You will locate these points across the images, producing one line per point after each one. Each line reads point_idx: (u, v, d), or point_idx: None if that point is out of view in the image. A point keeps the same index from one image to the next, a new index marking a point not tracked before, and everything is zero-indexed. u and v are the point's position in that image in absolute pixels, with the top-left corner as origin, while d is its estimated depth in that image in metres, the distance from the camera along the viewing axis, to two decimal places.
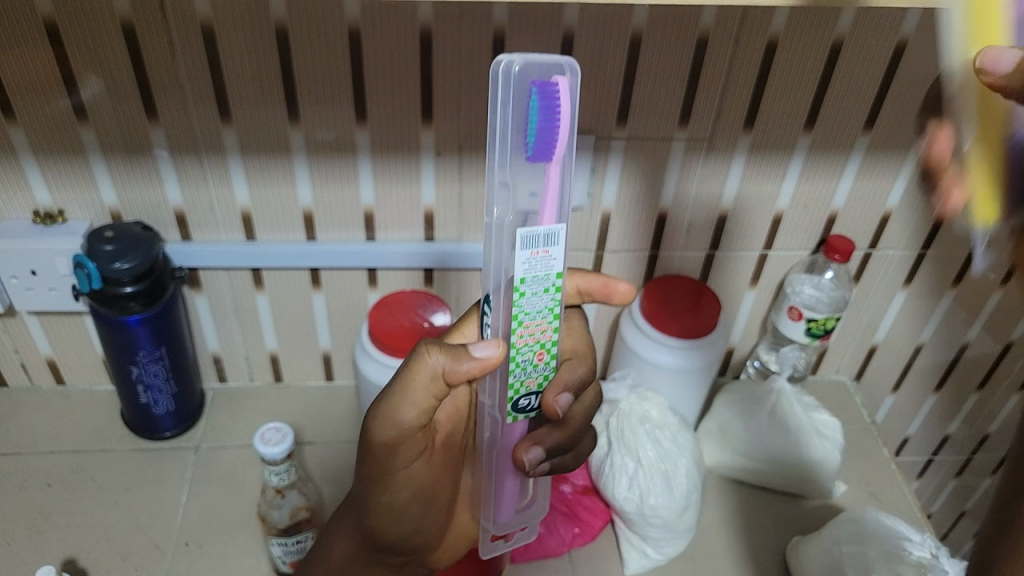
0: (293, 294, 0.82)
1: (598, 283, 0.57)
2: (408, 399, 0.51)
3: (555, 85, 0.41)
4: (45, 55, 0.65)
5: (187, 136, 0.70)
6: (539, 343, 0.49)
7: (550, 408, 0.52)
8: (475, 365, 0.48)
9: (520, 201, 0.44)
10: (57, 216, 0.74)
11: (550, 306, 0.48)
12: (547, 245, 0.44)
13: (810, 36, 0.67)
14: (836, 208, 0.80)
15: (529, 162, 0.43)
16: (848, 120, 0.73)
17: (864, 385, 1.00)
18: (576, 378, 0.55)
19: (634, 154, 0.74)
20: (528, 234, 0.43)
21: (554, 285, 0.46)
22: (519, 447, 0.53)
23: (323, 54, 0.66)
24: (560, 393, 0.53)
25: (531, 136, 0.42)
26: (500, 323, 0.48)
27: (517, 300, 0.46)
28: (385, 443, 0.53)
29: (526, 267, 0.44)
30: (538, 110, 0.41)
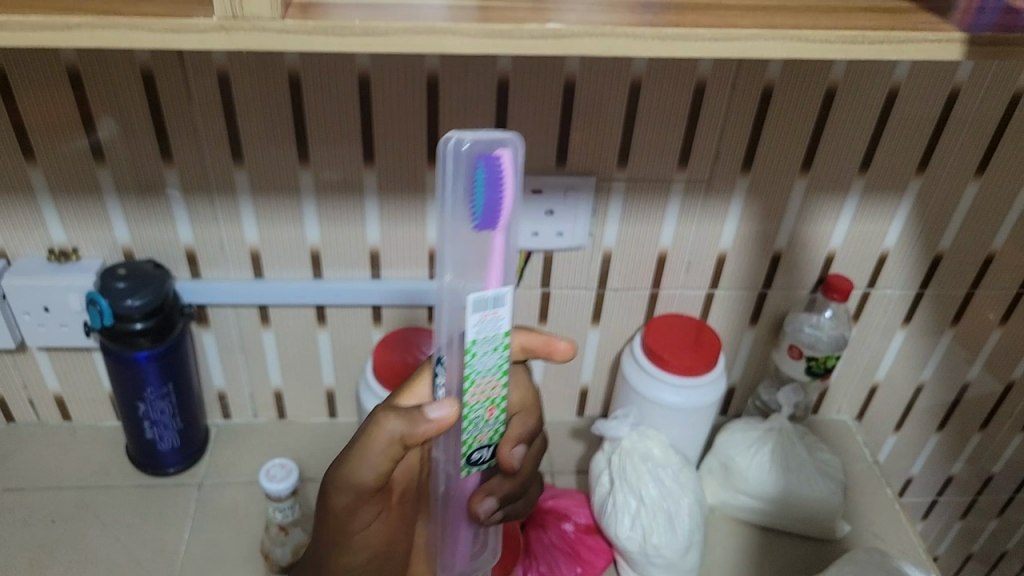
0: (299, 331, 0.83)
1: (541, 340, 0.56)
2: (367, 461, 0.52)
3: (499, 158, 0.42)
4: (66, 99, 0.67)
5: (200, 177, 0.72)
6: (489, 399, 0.50)
7: (506, 461, 0.54)
8: (433, 426, 0.48)
9: (471, 266, 0.45)
10: (71, 254, 0.76)
11: (499, 364, 0.49)
12: (496, 307, 0.46)
13: (804, 83, 0.69)
14: (834, 248, 0.82)
15: (475, 230, 0.44)
16: (844, 164, 0.75)
17: (865, 425, 1.00)
18: (528, 430, 0.56)
19: (635, 197, 0.76)
20: (477, 299, 0.45)
21: (501, 344, 0.48)
22: (473, 498, 0.55)
23: (333, 99, 0.68)
24: (515, 446, 0.55)
25: (477, 208, 0.43)
26: (453, 381, 0.49)
27: (469, 361, 0.47)
28: (343, 506, 0.55)
29: (476, 330, 0.46)
30: (482, 183, 0.42)
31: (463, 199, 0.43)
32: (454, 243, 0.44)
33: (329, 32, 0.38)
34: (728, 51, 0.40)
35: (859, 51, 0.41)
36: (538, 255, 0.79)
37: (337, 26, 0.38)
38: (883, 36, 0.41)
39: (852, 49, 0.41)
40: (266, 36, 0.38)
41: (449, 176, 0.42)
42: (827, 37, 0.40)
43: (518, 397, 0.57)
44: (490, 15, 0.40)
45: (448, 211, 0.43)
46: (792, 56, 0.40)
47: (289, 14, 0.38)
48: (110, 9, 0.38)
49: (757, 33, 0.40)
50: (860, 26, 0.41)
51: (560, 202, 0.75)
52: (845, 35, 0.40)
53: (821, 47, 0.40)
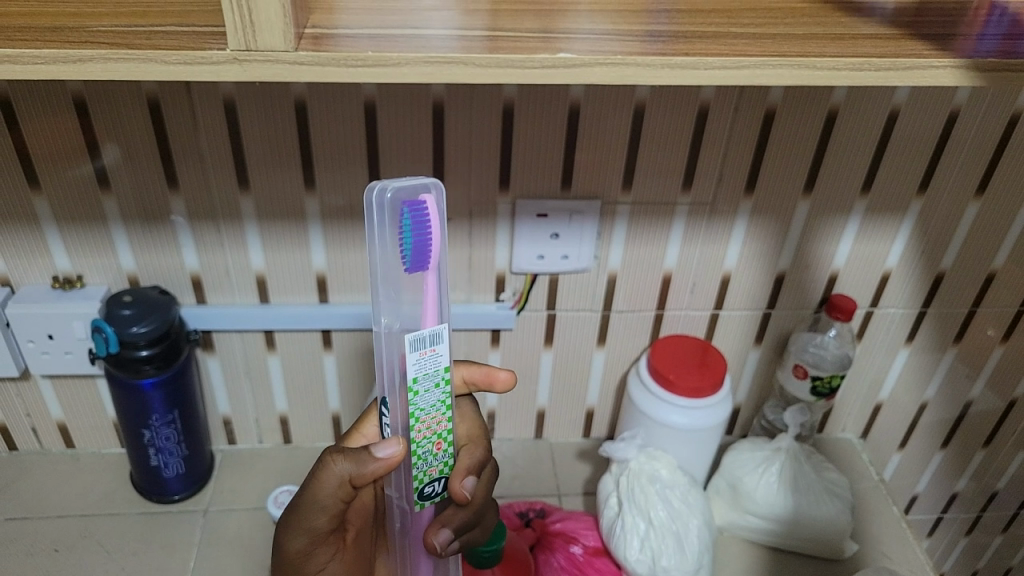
0: (305, 356, 0.83)
1: (481, 372, 0.60)
2: (316, 504, 0.53)
3: (424, 204, 0.44)
4: (73, 128, 0.67)
5: (206, 203, 0.72)
6: (434, 434, 0.51)
7: (456, 494, 0.53)
8: (381, 465, 0.50)
9: (404, 306, 0.46)
10: (75, 281, 0.76)
11: (442, 399, 0.50)
12: (433, 344, 0.47)
13: (806, 106, 0.70)
14: (838, 268, 0.82)
15: (406, 274, 0.45)
16: (847, 184, 0.76)
17: (870, 443, 1.00)
18: (477, 460, 0.55)
19: (639, 219, 0.76)
20: (414, 336, 0.46)
21: (443, 378, 0.49)
22: (428, 530, 0.53)
23: (340, 126, 0.68)
24: (465, 478, 0.54)
25: (406, 253, 0.44)
26: (399, 421, 0.50)
27: (411, 399, 0.48)
28: (298, 550, 0.55)
29: (416, 367, 0.47)
30: (410, 229, 0.44)
31: (392, 246, 0.44)
32: (386, 288, 0.45)
33: (341, 63, 0.38)
34: (737, 80, 0.40)
35: (867, 76, 0.41)
36: (544, 277, 0.79)
37: (349, 56, 0.38)
38: (890, 63, 0.41)
39: (859, 76, 0.41)
40: (278, 67, 0.38)
41: (375, 225, 0.43)
42: (835, 64, 0.41)
43: (465, 429, 0.58)
44: (499, 45, 0.40)
45: (376, 259, 0.44)
46: (801, 83, 0.41)
47: (301, 46, 0.39)
48: (123, 42, 0.38)
49: (765, 62, 0.40)
50: (867, 53, 0.42)
51: (565, 225, 0.75)
52: (852, 62, 0.41)
53: (829, 74, 0.41)
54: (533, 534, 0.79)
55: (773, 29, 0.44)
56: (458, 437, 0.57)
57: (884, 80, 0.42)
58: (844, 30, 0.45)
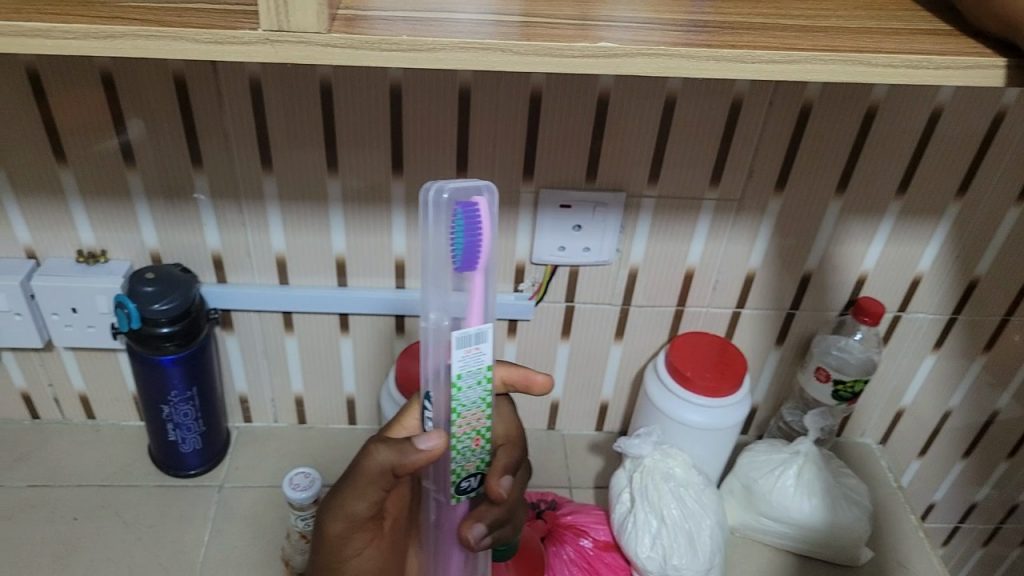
0: (322, 338, 0.83)
1: (519, 374, 0.58)
2: (358, 492, 0.54)
3: (476, 205, 0.44)
4: (100, 101, 0.67)
5: (229, 182, 0.72)
6: (474, 431, 0.51)
7: (492, 490, 0.53)
8: (422, 457, 0.49)
9: (451, 297, 0.46)
10: (100, 256, 0.76)
11: (483, 397, 0.49)
12: (478, 342, 0.47)
13: (842, 102, 0.68)
14: (865, 270, 0.80)
15: (456, 274, 0.45)
16: (880, 185, 0.74)
17: (889, 449, 0.99)
18: (514, 461, 0.56)
19: (663, 213, 0.75)
20: (461, 334, 0.46)
21: (484, 377, 0.48)
22: (463, 525, 0.53)
23: (365, 109, 0.68)
24: (502, 477, 0.54)
25: (457, 253, 0.44)
26: (441, 414, 0.50)
27: (454, 394, 0.48)
28: (337, 533, 0.56)
29: (461, 364, 0.47)
30: (462, 230, 0.44)
31: (443, 245, 0.44)
32: (437, 282, 0.45)
33: (375, 46, 0.37)
34: (788, 74, 0.39)
35: (924, 75, 0.40)
36: (564, 269, 0.78)
37: (384, 39, 0.37)
38: (949, 61, 0.40)
39: (917, 74, 0.40)
40: (310, 50, 0.37)
41: (429, 221, 0.44)
42: (890, 60, 0.39)
43: (501, 429, 0.58)
44: (534, 31, 0.39)
45: (429, 252, 0.44)
46: (855, 80, 0.40)
47: (334, 28, 0.38)
48: (154, 18, 0.38)
49: (818, 57, 0.39)
50: (923, 50, 0.40)
51: (589, 217, 0.74)
52: (909, 60, 0.39)
53: (884, 70, 0.39)
54: (544, 526, 0.78)
55: (826, 22, 0.43)
56: (495, 437, 0.58)
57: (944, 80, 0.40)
58: (900, 26, 0.43)
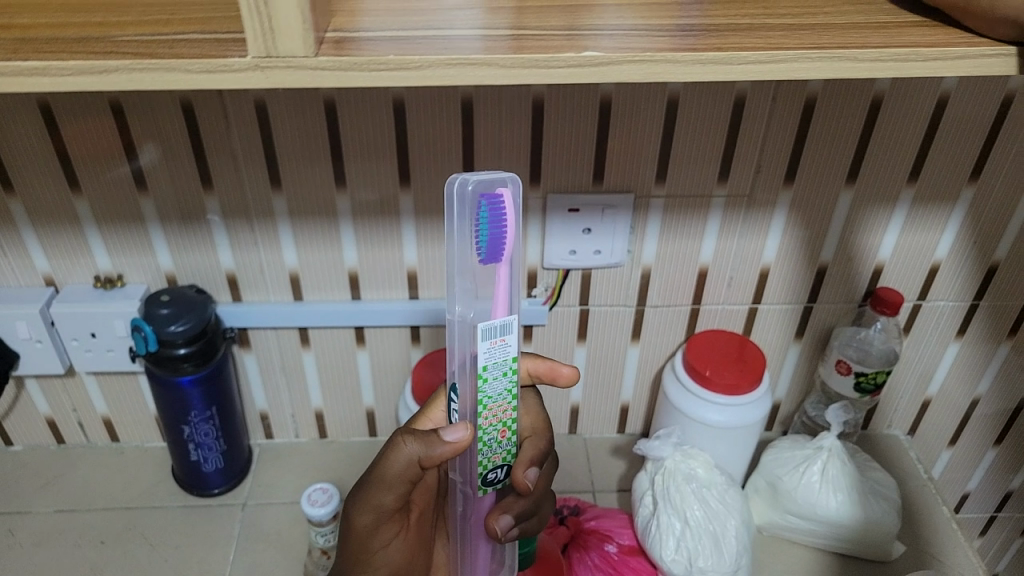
0: (339, 352, 0.83)
1: (544, 366, 0.59)
2: (384, 485, 0.53)
3: (500, 197, 0.42)
4: (109, 130, 0.68)
5: (239, 203, 0.72)
6: (500, 422, 0.51)
7: (519, 483, 0.53)
8: (450, 449, 0.49)
9: (479, 299, 0.45)
10: (116, 281, 0.77)
11: (509, 388, 0.49)
12: (503, 334, 0.46)
13: (847, 93, 0.67)
14: (882, 260, 0.79)
15: (481, 266, 0.44)
16: (891, 174, 0.73)
17: (917, 439, 0.97)
18: (540, 452, 0.56)
19: (673, 213, 0.74)
20: (486, 327, 0.45)
21: (510, 368, 0.48)
22: (490, 516, 0.53)
23: (368, 125, 0.68)
24: (528, 468, 0.54)
25: (482, 245, 0.43)
26: (467, 406, 0.49)
27: (480, 385, 0.48)
28: (364, 526, 0.54)
29: (486, 356, 0.47)
30: (486, 222, 0.43)
31: (467, 237, 0.43)
32: (463, 281, 0.44)
33: (363, 67, 0.37)
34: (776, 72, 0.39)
35: (914, 67, 0.39)
36: (576, 273, 0.78)
37: (370, 59, 0.37)
38: (939, 52, 0.39)
39: (906, 67, 0.39)
40: (299, 74, 0.37)
41: (454, 215, 0.42)
42: (878, 56, 0.39)
43: (529, 421, 0.58)
44: (524, 43, 0.39)
45: (453, 250, 0.43)
46: (843, 75, 0.39)
47: (322, 50, 0.38)
48: (146, 51, 0.38)
49: (805, 54, 0.38)
50: (914, 43, 0.39)
51: (598, 220, 0.74)
52: (898, 53, 0.39)
53: (871, 66, 0.39)
54: (567, 531, 0.78)
55: (812, 19, 0.42)
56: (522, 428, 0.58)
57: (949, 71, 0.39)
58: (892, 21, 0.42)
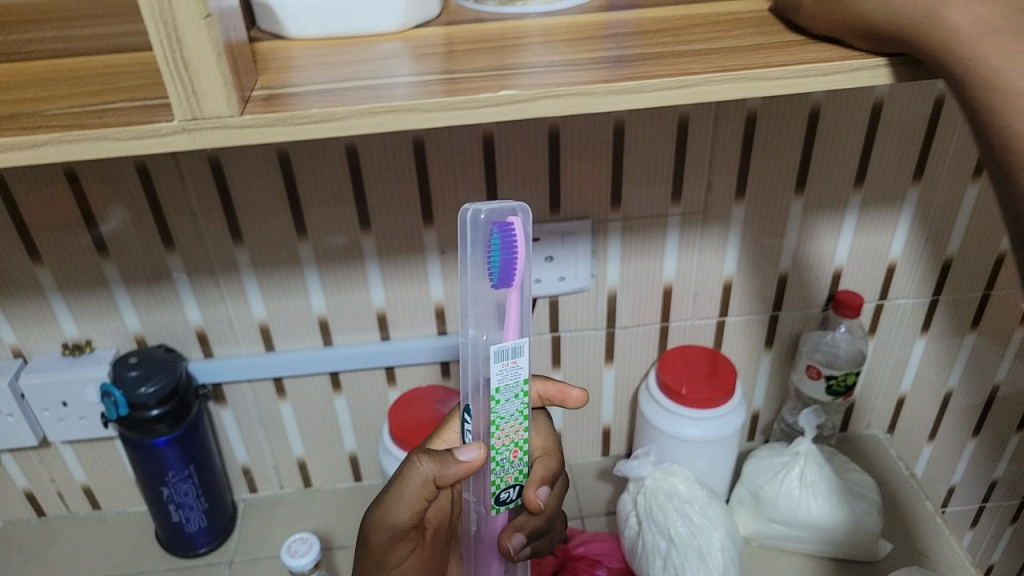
0: (316, 399, 0.83)
1: (555, 389, 0.58)
2: (402, 501, 0.52)
3: (512, 226, 0.44)
4: (68, 199, 0.69)
5: (203, 260, 0.73)
6: (512, 442, 0.50)
7: (530, 501, 0.54)
8: (462, 468, 0.50)
9: (490, 323, 0.46)
10: (85, 346, 0.78)
11: (521, 410, 0.49)
12: (514, 356, 0.47)
13: (785, 107, 0.69)
14: (840, 264, 0.81)
15: (492, 292, 0.45)
16: (837, 180, 0.75)
17: (897, 437, 0.98)
18: (551, 472, 0.57)
19: (631, 235, 0.76)
20: (498, 348, 0.46)
21: (522, 391, 0.49)
22: (502, 535, 0.54)
23: (324, 174, 0.69)
24: (538, 488, 0.56)
25: (493, 269, 0.44)
26: (480, 427, 0.50)
27: (492, 407, 0.48)
28: (380, 542, 0.54)
29: (498, 377, 0.47)
30: (498, 248, 0.44)
31: (479, 263, 0.45)
32: (476, 306, 0.46)
33: (289, 121, 0.37)
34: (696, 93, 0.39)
35: (816, 80, 0.41)
36: (543, 302, 0.79)
37: (294, 114, 0.36)
38: (837, 66, 0.41)
39: (811, 83, 0.41)
40: (224, 133, 0.37)
41: (467, 243, 0.44)
42: (785, 75, 0.40)
43: (539, 441, 0.59)
44: (457, 85, 0.39)
45: (467, 276, 0.45)
46: (754, 94, 0.40)
47: (247, 108, 0.37)
48: (77, 122, 0.37)
49: (715, 77, 0.39)
50: (815, 59, 0.41)
51: (559, 248, 0.75)
52: (801, 69, 0.40)
53: (779, 84, 0.40)
54: (555, 560, 0.77)
55: (722, 42, 0.43)
56: (533, 449, 0.58)
57: (850, 80, 0.42)
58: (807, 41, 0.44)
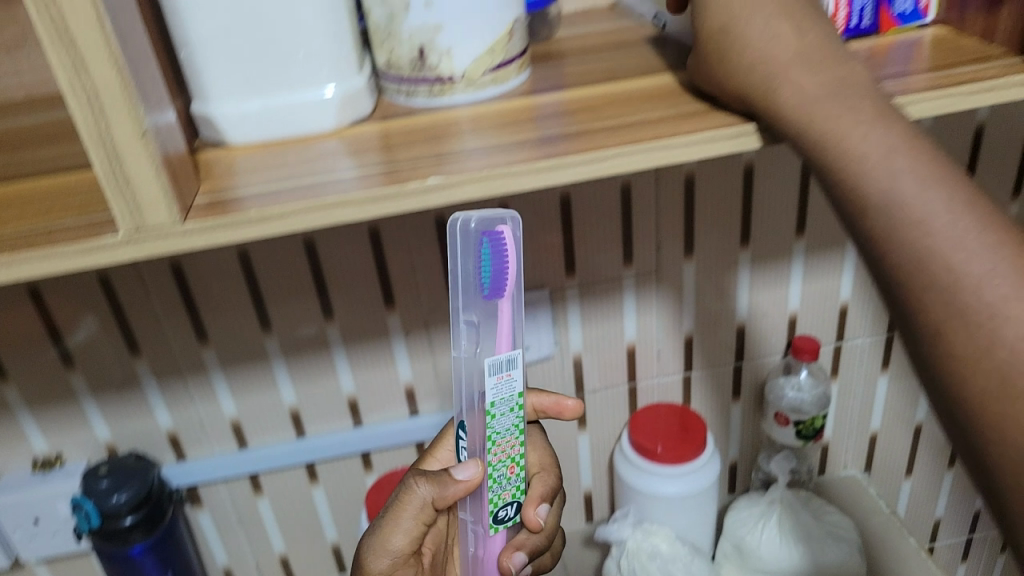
0: (293, 492, 0.83)
1: (550, 400, 0.59)
2: (399, 526, 0.53)
3: (502, 233, 0.43)
4: (32, 316, 0.70)
5: (170, 363, 0.74)
6: (509, 458, 0.49)
7: (531, 519, 0.54)
8: (461, 488, 0.49)
9: (481, 333, 0.44)
10: (55, 461, 0.77)
11: (517, 423, 0.48)
12: (509, 369, 0.45)
13: (720, 166, 0.73)
14: (793, 310, 0.84)
15: (483, 302, 0.44)
16: (779, 230, 0.78)
17: (875, 475, 0.99)
18: (549, 488, 0.58)
19: (588, 301, 0.78)
20: (492, 361, 0.44)
21: (517, 404, 0.47)
22: (502, 555, 0.53)
23: (284, 267, 0.71)
24: (538, 505, 0.55)
25: (485, 278, 0.43)
26: (476, 443, 0.48)
27: (489, 422, 0.47)
28: (382, 573, 0.53)
29: (493, 392, 0.45)
30: (488, 257, 0.43)
31: (469, 272, 0.43)
32: (466, 316, 0.44)
33: (232, 224, 0.38)
34: (607, 168, 0.42)
35: (721, 143, 0.44)
36: None
37: (234, 218, 0.38)
38: (740, 127, 0.44)
39: (718, 143, 0.44)
40: (168, 241, 0.38)
41: (456, 253, 0.43)
42: (690, 140, 0.43)
43: (536, 456, 0.59)
44: (396, 175, 0.40)
45: (456, 283, 0.43)
46: (660, 162, 0.43)
47: (190, 215, 0.39)
48: (27, 242, 0.38)
49: (627, 148, 0.42)
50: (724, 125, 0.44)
51: None
52: (704, 135, 0.43)
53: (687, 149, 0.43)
54: None
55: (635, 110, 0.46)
56: (531, 465, 0.59)
57: (762, 141, 0.45)
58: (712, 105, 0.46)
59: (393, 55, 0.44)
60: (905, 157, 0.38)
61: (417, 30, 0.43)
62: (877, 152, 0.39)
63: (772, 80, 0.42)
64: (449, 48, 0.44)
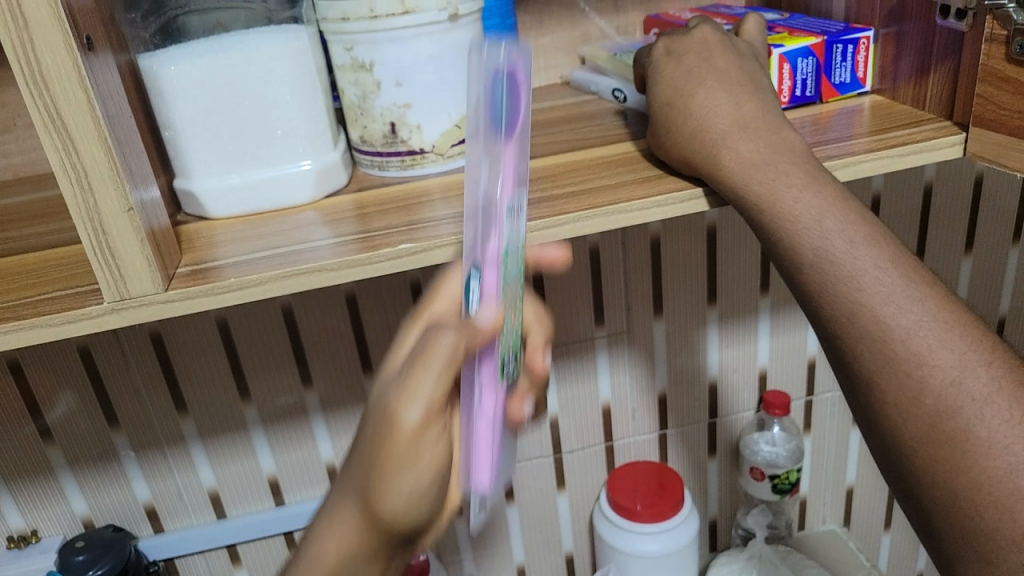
0: (271, 562, 0.82)
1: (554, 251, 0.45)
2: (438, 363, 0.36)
3: (516, 68, 0.34)
4: (11, 390, 0.70)
5: (149, 435, 0.74)
6: (513, 306, 0.40)
7: (536, 366, 0.48)
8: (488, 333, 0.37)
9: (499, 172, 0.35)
10: (30, 537, 0.77)
11: (517, 262, 0.40)
12: (516, 212, 0.37)
13: (685, 228, 0.76)
14: (763, 366, 0.86)
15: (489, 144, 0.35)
16: (744, 288, 0.81)
17: (855, 529, 0.99)
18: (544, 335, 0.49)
19: (562, 361, 0.80)
20: (512, 202, 0.36)
21: (519, 248, 0.39)
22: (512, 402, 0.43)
23: (263, 336, 0.72)
24: (538, 352, 0.48)
25: (500, 119, 0.35)
26: (491, 288, 0.37)
27: (507, 270, 0.38)
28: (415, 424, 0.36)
29: (509, 236, 0.37)
30: (502, 96, 0.34)
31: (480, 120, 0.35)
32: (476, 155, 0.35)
33: (210, 293, 0.40)
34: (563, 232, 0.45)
35: (676, 207, 0.47)
36: None
37: (214, 285, 0.40)
38: (690, 194, 0.47)
39: (668, 208, 0.46)
40: (151, 308, 0.40)
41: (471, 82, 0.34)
42: (643, 205, 0.45)
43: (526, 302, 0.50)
44: (371, 241, 0.42)
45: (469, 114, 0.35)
46: (616, 225, 0.45)
47: (173, 283, 0.40)
48: (11, 313, 0.40)
49: (584, 214, 0.45)
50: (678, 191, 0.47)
51: None
52: (658, 200, 0.46)
53: (639, 212, 0.45)
54: None
55: (596, 177, 0.49)
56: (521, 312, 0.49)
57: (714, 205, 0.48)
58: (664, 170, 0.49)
59: (367, 130, 0.47)
60: (825, 221, 0.43)
61: (388, 107, 0.46)
62: (810, 215, 0.43)
63: (714, 146, 0.46)
64: (419, 123, 0.46)
